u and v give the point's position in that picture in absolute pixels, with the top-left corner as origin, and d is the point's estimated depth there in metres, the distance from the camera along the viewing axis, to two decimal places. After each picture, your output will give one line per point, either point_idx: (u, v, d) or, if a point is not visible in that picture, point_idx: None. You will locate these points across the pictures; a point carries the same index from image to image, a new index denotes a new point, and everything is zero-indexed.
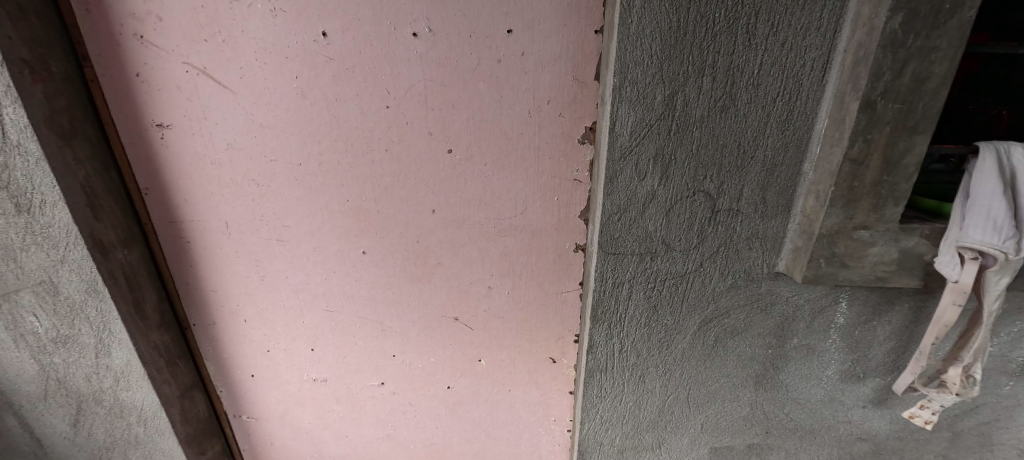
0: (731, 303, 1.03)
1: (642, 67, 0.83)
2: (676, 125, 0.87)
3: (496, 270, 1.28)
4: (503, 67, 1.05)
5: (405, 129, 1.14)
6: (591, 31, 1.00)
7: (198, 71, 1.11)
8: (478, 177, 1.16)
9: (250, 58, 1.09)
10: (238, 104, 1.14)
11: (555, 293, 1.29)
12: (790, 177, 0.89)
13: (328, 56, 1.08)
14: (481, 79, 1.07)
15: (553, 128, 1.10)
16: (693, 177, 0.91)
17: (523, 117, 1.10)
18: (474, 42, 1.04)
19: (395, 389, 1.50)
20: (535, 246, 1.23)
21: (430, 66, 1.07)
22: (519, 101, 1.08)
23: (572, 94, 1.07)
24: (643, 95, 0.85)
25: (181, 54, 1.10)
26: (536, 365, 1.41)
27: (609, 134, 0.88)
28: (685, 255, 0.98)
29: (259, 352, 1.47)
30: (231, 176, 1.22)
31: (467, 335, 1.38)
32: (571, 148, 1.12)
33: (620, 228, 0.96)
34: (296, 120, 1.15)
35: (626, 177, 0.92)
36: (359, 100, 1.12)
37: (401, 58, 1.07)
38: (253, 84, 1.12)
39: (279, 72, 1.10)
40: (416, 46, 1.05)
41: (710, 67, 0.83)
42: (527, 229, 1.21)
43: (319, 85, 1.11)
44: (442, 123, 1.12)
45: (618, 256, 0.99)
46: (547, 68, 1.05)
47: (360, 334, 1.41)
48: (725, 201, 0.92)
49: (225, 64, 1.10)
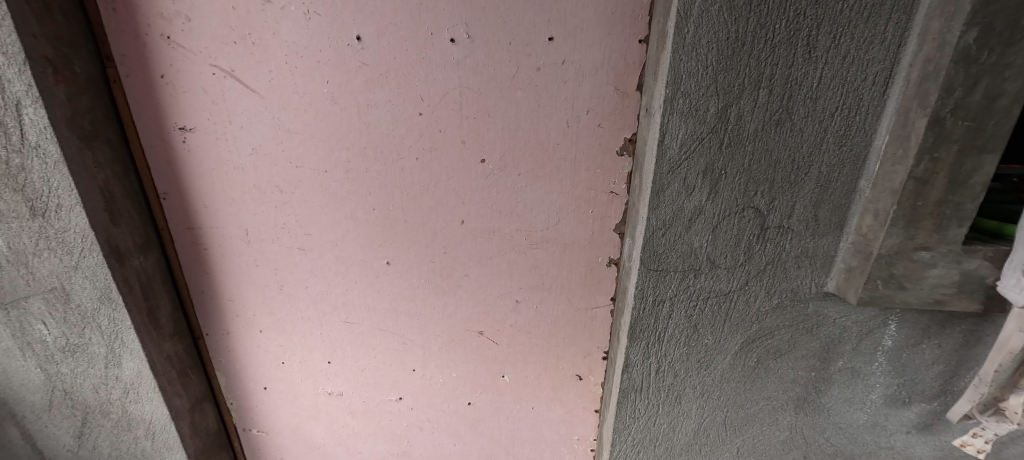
0: (776, 324, 0.99)
1: (696, 78, 0.80)
2: (729, 138, 0.84)
3: (524, 282, 1.24)
4: (542, 75, 1.03)
5: (437, 137, 1.11)
6: (636, 40, 0.98)
7: (226, 74, 1.09)
8: (511, 187, 1.13)
9: (279, 62, 1.07)
10: (265, 108, 1.11)
11: (584, 308, 1.25)
12: (845, 193, 0.86)
13: (361, 61, 1.05)
14: (519, 88, 1.04)
15: (590, 139, 1.07)
16: (742, 192, 0.88)
17: (561, 127, 1.07)
18: (513, 50, 1.01)
19: (414, 405, 1.45)
20: (566, 260, 1.20)
21: (466, 73, 1.04)
22: (557, 111, 1.05)
23: (613, 103, 1.04)
24: (696, 107, 0.82)
25: (209, 57, 1.08)
26: (561, 382, 1.37)
27: (657, 145, 0.85)
28: (730, 272, 0.95)
29: (274, 365, 1.42)
30: (254, 182, 1.19)
31: (491, 350, 1.34)
32: (608, 160, 1.09)
33: (664, 244, 0.93)
34: (325, 125, 1.12)
35: (674, 191, 0.88)
36: (392, 106, 1.09)
37: (436, 64, 1.04)
38: (282, 88, 1.09)
39: (310, 77, 1.08)
40: (453, 52, 1.03)
41: (767, 79, 0.79)
42: (559, 242, 1.18)
43: (351, 89, 1.08)
44: (477, 131, 1.09)
45: (660, 273, 0.96)
46: (587, 78, 1.02)
47: (380, 346, 1.37)
48: (774, 219, 0.89)
49: (255, 69, 1.08)
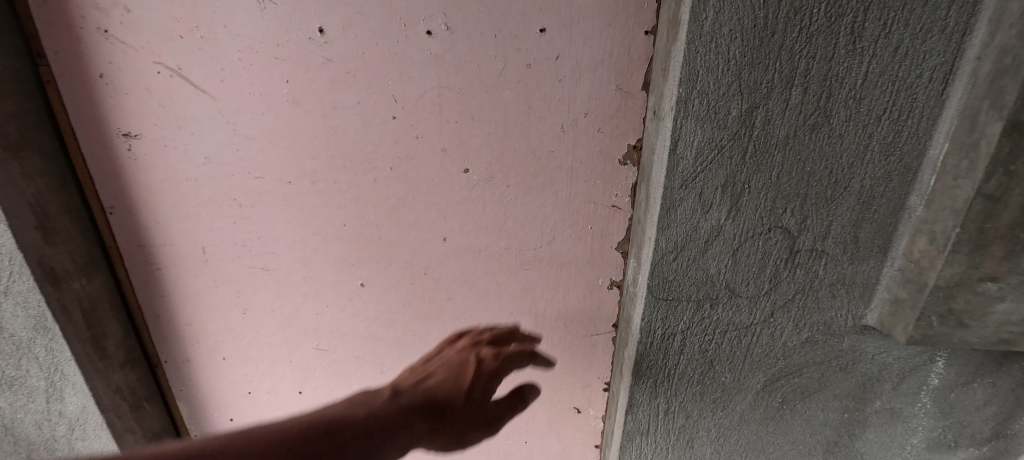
0: (805, 361, 0.86)
1: (715, 74, 0.66)
2: (754, 147, 0.70)
3: (515, 307, 1.10)
4: (533, 73, 0.89)
5: (414, 144, 0.97)
6: (641, 31, 0.84)
7: (173, 73, 0.96)
8: (499, 200, 0.99)
9: (233, 59, 0.94)
10: (219, 112, 0.98)
11: (583, 335, 1.12)
12: (891, 211, 0.72)
13: (325, 57, 0.92)
14: (507, 87, 0.91)
15: (589, 146, 0.94)
16: (769, 210, 0.74)
17: (555, 131, 0.93)
18: (499, 43, 0.88)
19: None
20: (562, 282, 1.06)
21: (446, 70, 0.91)
22: (551, 114, 0.92)
23: (615, 105, 0.90)
24: (714, 110, 0.68)
25: (153, 53, 0.95)
26: (558, 415, 1.23)
27: (669, 155, 0.72)
28: (752, 302, 0.81)
29: (241, 395, 1.29)
30: (210, 195, 1.05)
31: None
32: (610, 170, 0.95)
33: (676, 270, 0.80)
34: (288, 130, 0.98)
35: (687, 209, 0.75)
36: (361, 108, 0.95)
37: (411, 61, 0.91)
38: (236, 88, 0.96)
39: (268, 75, 0.94)
40: (430, 46, 0.89)
41: (801, 75, 0.65)
42: (553, 261, 1.04)
43: (314, 89, 0.95)
44: (459, 137, 0.96)
45: (670, 303, 0.82)
46: (585, 75, 0.88)
47: (357, 375, 1.23)
48: (805, 241, 0.76)
49: (205, 67, 0.95)
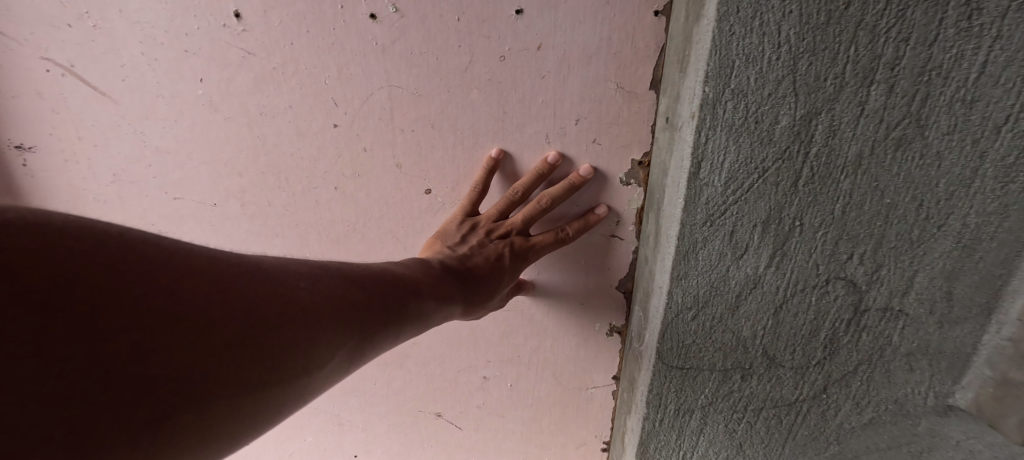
0: (862, 446, 0.65)
1: (759, 66, 0.46)
2: (810, 171, 0.49)
3: (492, 355, 0.92)
4: (506, 69, 0.69)
5: (362, 158, 0.79)
6: (650, 12, 0.62)
7: (66, 72, 0.76)
8: None
9: (133, 53, 0.74)
10: (125, 119, 0.80)
11: (574, 388, 0.94)
12: (1005, 262, 0.50)
13: (246, 50, 0.72)
14: (474, 86, 0.71)
15: (580, 161, 0.74)
16: (828, 257, 0.53)
17: (536, 142, 0.74)
18: (464, 30, 0.67)
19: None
20: (547, 324, 0.88)
21: (397, 65, 0.71)
22: (531, 120, 0.72)
23: (612, 109, 0.69)
24: (755, 118, 0.48)
25: (35, 46, 0.74)
26: None
27: (688, 181, 0.52)
28: (797, 374, 0.61)
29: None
30: (124, 219, 0.89)
31: (453, 433, 1.04)
32: (610, 190, 0.75)
33: (695, 332, 0.60)
34: (210, 141, 0.80)
35: (712, 255, 0.55)
36: (295, 114, 0.76)
37: (354, 54, 0.70)
38: (142, 91, 0.77)
39: (177, 72, 0.75)
40: (376, 36, 0.69)
41: (886, 68, 0.44)
42: (536, 299, 0.86)
43: (237, 92, 0.75)
44: (416, 149, 0.77)
45: (688, 373, 0.64)
46: (575, 70, 0.67)
47: (311, 426, 1.06)
48: (876, 298, 0.55)
49: (100, 64, 0.75)
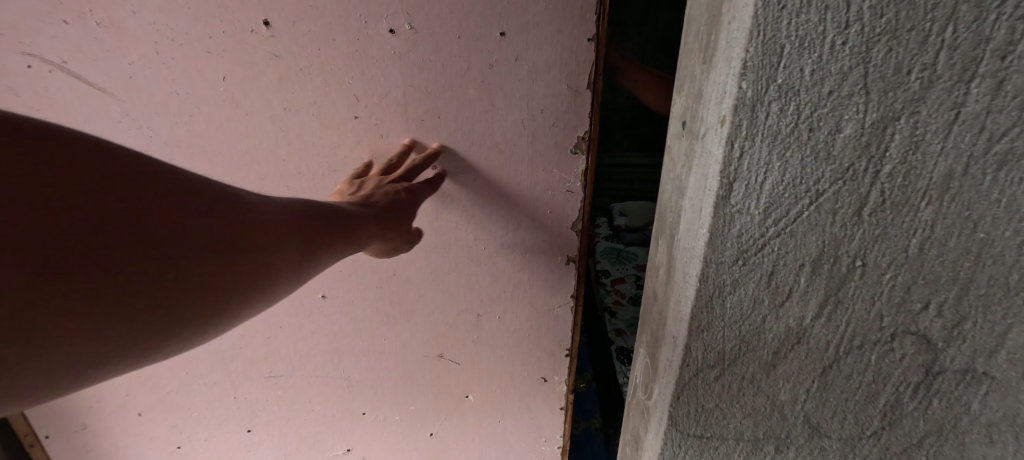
0: None
1: (818, 53, 0.33)
2: (878, 191, 0.37)
3: (485, 292, 0.88)
4: (496, 73, 0.66)
5: (378, 146, 0.72)
6: (584, 38, 0.63)
7: (58, 70, 0.64)
8: (460, 211, 0.78)
9: (144, 52, 0.64)
10: (129, 116, 0.68)
11: (558, 324, 0.92)
12: None
13: (273, 52, 0.65)
14: (468, 86, 0.67)
15: (556, 155, 0.73)
16: (898, 303, 0.41)
17: (513, 129, 0.71)
18: (465, 44, 0.64)
19: (367, 455, 1.10)
20: (525, 259, 0.84)
21: (408, 71, 0.66)
22: (512, 115, 0.69)
23: (583, 105, 0.68)
24: (807, 124, 0.35)
25: (7, 41, 0.61)
26: (527, 390, 1.01)
27: (716, 207, 0.39)
28: (849, 445, 0.48)
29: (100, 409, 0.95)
30: None
31: (453, 374, 0.98)
32: (566, 161, 0.73)
33: (720, 393, 0.48)
34: (199, 133, 0.70)
35: (743, 301, 0.42)
36: (319, 109, 0.69)
37: (372, 58, 0.65)
38: (145, 90, 0.67)
39: (194, 71, 0.66)
40: (392, 47, 0.64)
41: (995, 54, 0.31)
42: (514, 247, 0.83)
43: (255, 90, 0.67)
44: (424, 140, 0.72)
45: (709, 440, 0.51)
46: (542, 75, 0.66)
47: (319, 397, 1.00)
48: (956, 359, 0.42)
49: (99, 63, 0.64)
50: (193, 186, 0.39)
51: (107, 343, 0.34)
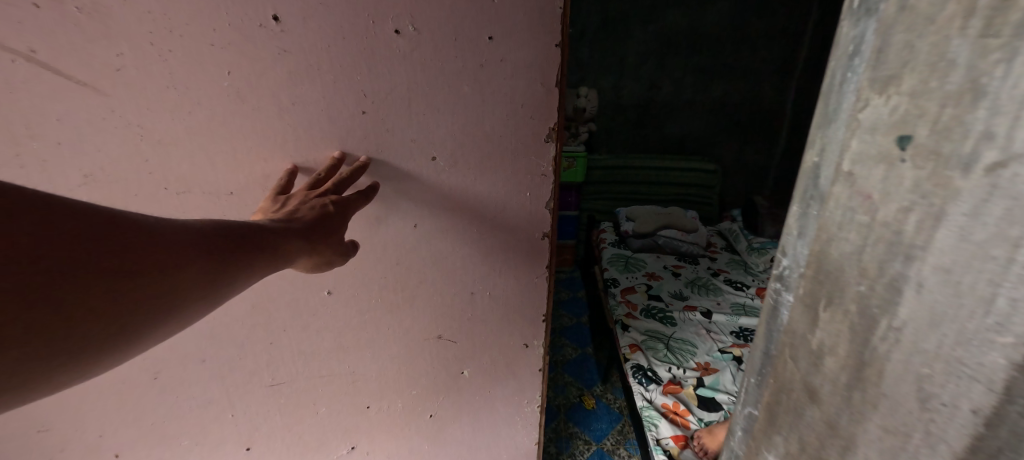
0: None
1: None
2: None
3: (484, 221, 1.43)
4: (485, 70, 1.18)
5: (384, 135, 1.25)
6: (553, 45, 1.17)
7: (26, 58, 1.08)
8: (463, 176, 1.34)
9: (191, 15, 1.07)
10: (118, 111, 1.17)
11: (531, 254, 1.51)
12: None
13: (281, 47, 1.12)
14: (464, 82, 1.20)
15: (526, 130, 1.28)
16: None
17: (501, 120, 1.26)
18: (459, 45, 1.15)
19: (399, 368, 1.69)
20: (504, 197, 1.38)
21: (413, 67, 1.17)
22: (499, 105, 1.24)
23: (542, 98, 1.24)
24: None
25: (116, 46, 1.09)
26: (514, 353, 1.72)
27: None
28: None
29: (205, 335, 1.52)
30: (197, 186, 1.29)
31: (450, 346, 1.67)
32: (539, 146, 1.31)
33: None
34: (251, 117, 1.21)
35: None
36: (339, 99, 1.20)
37: (381, 56, 1.15)
38: (153, 55, 1.11)
39: (238, 54, 1.13)
40: (396, 44, 1.14)
41: None
42: (496, 189, 1.37)
43: (291, 83, 1.17)
44: (427, 129, 1.25)
45: None
46: (522, 73, 1.20)
47: (377, 318, 1.58)
48: None
49: (62, 52, 1.08)
50: (89, 214, 0.75)
51: (84, 325, 0.72)
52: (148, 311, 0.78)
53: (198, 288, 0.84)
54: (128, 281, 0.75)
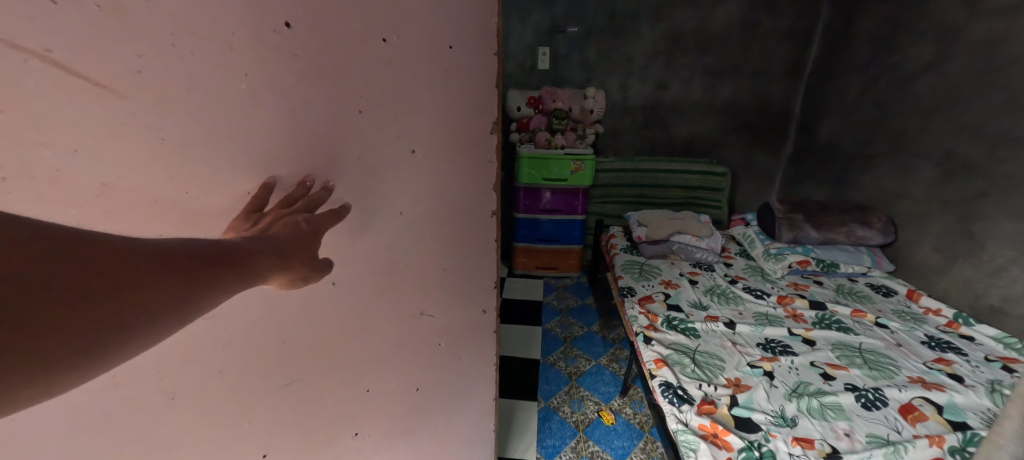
0: None
1: None
2: None
3: (452, 206, 1.54)
4: (447, 72, 1.34)
5: (375, 133, 1.26)
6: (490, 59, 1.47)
7: (37, 57, 0.84)
8: (435, 168, 1.44)
9: (209, 15, 0.96)
10: (134, 114, 0.94)
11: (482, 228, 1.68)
12: None
13: (292, 52, 1.07)
14: (435, 84, 1.33)
15: (475, 123, 1.49)
16: None
17: (462, 115, 1.44)
18: (430, 54, 1.29)
19: (381, 374, 1.59)
20: (464, 180, 1.55)
21: (398, 70, 1.24)
22: (456, 102, 1.41)
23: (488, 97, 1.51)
24: None
25: (138, 46, 0.91)
26: (474, 323, 1.81)
27: None
28: None
29: (184, 381, 1.22)
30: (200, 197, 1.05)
31: (429, 322, 1.64)
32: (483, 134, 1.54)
33: None
34: (258, 120, 1.08)
35: None
36: (335, 102, 1.17)
37: (373, 63, 1.19)
38: (174, 56, 0.95)
39: (252, 58, 1.03)
40: (387, 51, 1.20)
41: None
42: (456, 175, 1.51)
43: (296, 85, 1.10)
44: (407, 125, 1.32)
45: None
46: (474, 76, 1.42)
47: (362, 322, 1.47)
48: None
49: (77, 50, 0.87)
50: (47, 239, 0.66)
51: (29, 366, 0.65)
52: (108, 345, 0.71)
53: (163, 320, 0.76)
54: (84, 317, 0.68)
